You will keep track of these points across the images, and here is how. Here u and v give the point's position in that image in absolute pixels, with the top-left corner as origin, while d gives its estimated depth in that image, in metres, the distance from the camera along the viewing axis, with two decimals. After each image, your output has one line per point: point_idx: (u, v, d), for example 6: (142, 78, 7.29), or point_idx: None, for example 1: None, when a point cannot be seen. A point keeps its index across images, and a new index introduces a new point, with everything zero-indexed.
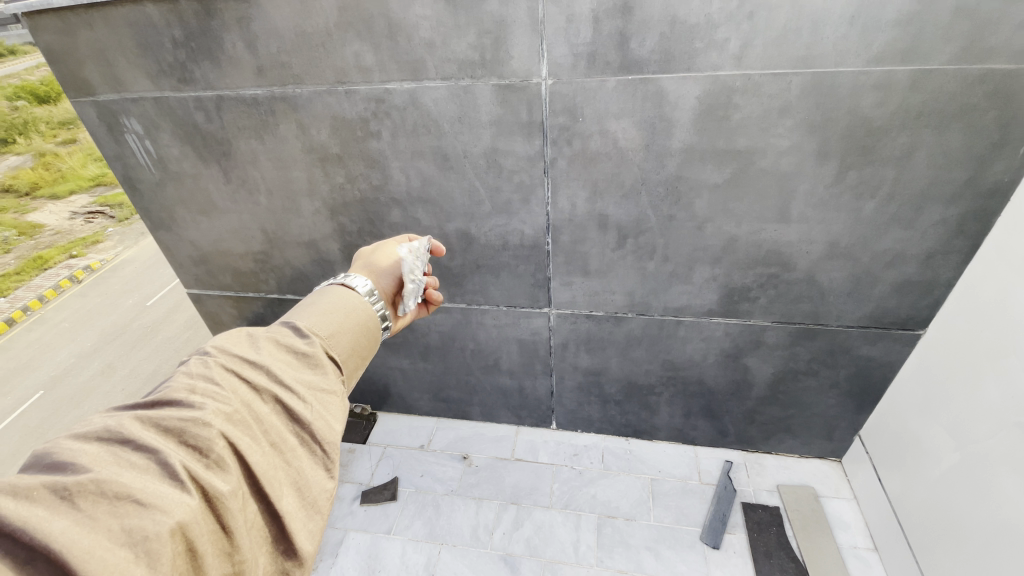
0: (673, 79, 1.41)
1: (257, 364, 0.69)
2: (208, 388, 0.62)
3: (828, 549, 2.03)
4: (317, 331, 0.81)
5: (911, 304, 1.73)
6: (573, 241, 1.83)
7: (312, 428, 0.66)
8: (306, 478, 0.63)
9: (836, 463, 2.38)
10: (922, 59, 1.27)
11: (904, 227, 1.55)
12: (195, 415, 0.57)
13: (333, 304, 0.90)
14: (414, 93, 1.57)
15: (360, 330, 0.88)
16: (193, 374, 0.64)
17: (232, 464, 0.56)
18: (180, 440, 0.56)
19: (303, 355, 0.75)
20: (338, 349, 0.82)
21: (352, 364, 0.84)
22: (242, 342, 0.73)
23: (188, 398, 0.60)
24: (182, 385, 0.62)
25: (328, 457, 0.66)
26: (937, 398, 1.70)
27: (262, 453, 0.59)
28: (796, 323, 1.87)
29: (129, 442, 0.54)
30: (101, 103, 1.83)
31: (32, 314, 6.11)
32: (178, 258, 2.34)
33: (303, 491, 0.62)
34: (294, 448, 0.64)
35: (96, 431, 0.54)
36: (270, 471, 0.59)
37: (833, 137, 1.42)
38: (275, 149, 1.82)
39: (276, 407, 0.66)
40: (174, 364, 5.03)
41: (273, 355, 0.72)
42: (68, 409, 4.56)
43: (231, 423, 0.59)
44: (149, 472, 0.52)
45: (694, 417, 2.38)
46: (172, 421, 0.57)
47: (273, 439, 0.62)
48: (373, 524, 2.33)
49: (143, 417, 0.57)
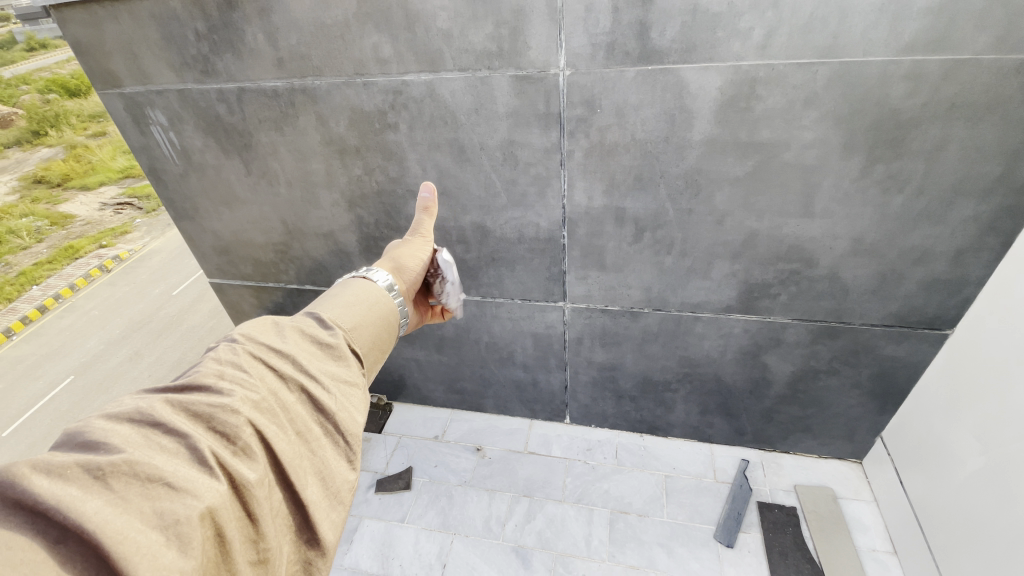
0: (694, 69, 1.38)
1: (283, 351, 0.68)
2: (236, 375, 0.62)
3: (845, 552, 1.99)
4: (341, 321, 0.81)
5: (938, 303, 1.67)
6: (589, 234, 1.82)
7: (336, 419, 0.65)
8: (330, 468, 0.62)
9: (857, 464, 2.32)
10: (956, 48, 1.22)
11: (933, 223, 1.50)
12: (224, 401, 0.56)
13: (356, 294, 0.90)
14: (432, 84, 1.57)
15: (382, 323, 0.88)
16: (221, 360, 0.63)
17: (259, 452, 0.55)
18: (209, 426, 0.55)
19: (326, 345, 0.74)
20: (360, 342, 0.81)
21: (373, 357, 0.84)
22: (268, 329, 0.73)
23: (217, 384, 0.59)
24: (210, 370, 0.61)
25: (350, 448, 0.65)
26: (961, 399, 1.66)
27: (288, 441, 0.58)
28: (817, 320, 1.83)
29: (160, 425, 0.53)
30: (127, 95, 1.88)
31: (64, 301, 6.31)
32: (201, 248, 2.40)
33: (327, 482, 0.61)
34: (319, 438, 0.63)
35: (127, 412, 0.54)
36: (296, 460, 0.58)
37: (860, 129, 1.38)
38: (294, 141, 1.84)
39: (301, 396, 0.65)
40: (198, 351, 5.16)
41: (299, 344, 0.72)
42: (98, 394, 4.72)
43: (258, 410, 0.58)
44: (178, 457, 0.51)
45: (711, 414, 2.35)
46: (201, 406, 0.56)
47: (298, 428, 0.61)
48: (387, 511, 2.37)
49: (173, 401, 0.56)
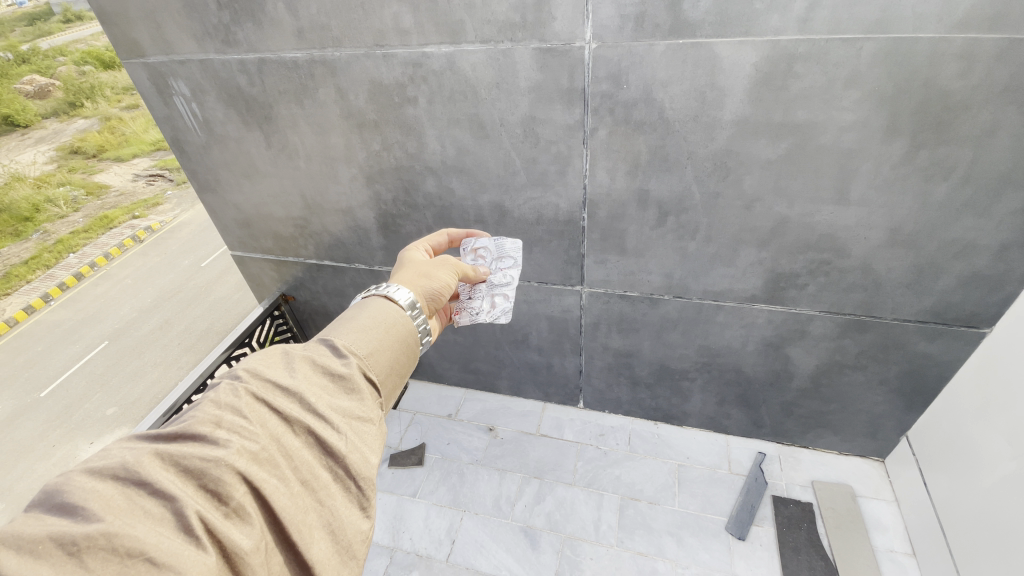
0: (727, 44, 1.30)
1: (290, 391, 0.69)
2: (235, 422, 0.62)
3: (861, 551, 1.95)
4: (356, 349, 0.81)
5: (978, 300, 1.58)
6: (610, 216, 1.77)
7: (347, 462, 0.66)
8: (340, 519, 0.63)
9: (878, 463, 2.26)
10: (1017, 25, 1.11)
11: (977, 215, 1.41)
12: (217, 456, 0.57)
13: (373, 318, 0.90)
14: (452, 57, 1.52)
15: (400, 347, 0.88)
16: (221, 405, 0.64)
17: (252, 512, 0.56)
18: (200, 484, 0.56)
19: (338, 377, 0.75)
20: (376, 368, 0.82)
21: (390, 384, 0.84)
22: (277, 362, 0.74)
23: (212, 434, 0.60)
24: (208, 417, 0.62)
25: (363, 495, 0.66)
26: (989, 414, 1.60)
27: (289, 495, 0.59)
28: (845, 314, 1.76)
29: (144, 485, 0.54)
30: (151, 64, 1.88)
31: (98, 269, 6.51)
32: (223, 221, 2.42)
33: (337, 534, 0.62)
34: (327, 485, 0.64)
35: (112, 467, 0.54)
36: (298, 516, 0.59)
37: (904, 112, 1.29)
38: (314, 114, 1.82)
39: (308, 439, 0.66)
40: (224, 322, 5.29)
41: (309, 379, 0.73)
42: (130, 360, 4.90)
43: (256, 463, 0.59)
44: (163, 523, 0.52)
45: (728, 405, 2.30)
46: (192, 461, 0.56)
47: (303, 477, 0.62)
48: (399, 486, 2.41)
49: (163, 454, 0.57)
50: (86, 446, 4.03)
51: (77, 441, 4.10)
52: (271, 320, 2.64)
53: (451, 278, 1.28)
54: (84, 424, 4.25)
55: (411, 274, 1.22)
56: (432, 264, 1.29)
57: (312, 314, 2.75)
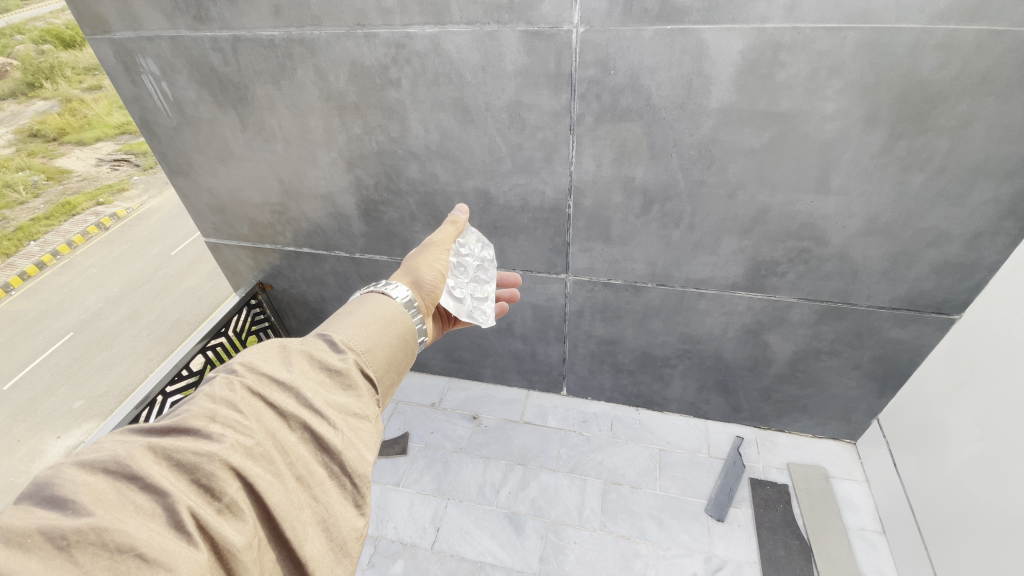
0: (715, 31, 1.30)
1: (286, 386, 0.68)
2: (230, 416, 0.61)
3: (834, 530, 2.02)
4: (353, 345, 0.80)
5: (948, 287, 1.63)
6: (595, 205, 1.77)
7: (342, 459, 0.65)
8: (335, 516, 0.62)
9: (850, 445, 2.34)
10: (992, 19, 1.14)
11: (950, 204, 1.45)
12: (211, 450, 0.55)
13: (370, 313, 0.89)
14: (437, 38, 1.48)
15: (397, 343, 0.87)
16: (216, 399, 0.62)
17: (246, 508, 0.55)
18: (192, 478, 0.54)
19: (335, 373, 0.74)
20: (373, 364, 0.81)
21: (387, 381, 0.83)
22: (273, 356, 0.73)
23: (206, 428, 0.58)
24: (202, 411, 0.60)
25: (357, 493, 0.64)
26: (958, 397, 1.66)
27: (283, 491, 0.58)
28: (823, 301, 1.80)
29: (136, 479, 0.52)
30: (117, 41, 1.79)
31: (61, 258, 6.26)
32: (196, 206, 2.33)
33: (331, 532, 0.61)
34: (323, 482, 0.63)
35: (103, 461, 0.52)
36: (292, 513, 0.58)
37: (884, 102, 1.31)
38: (292, 96, 1.76)
39: (303, 435, 0.65)
40: (198, 312, 5.16)
41: (305, 374, 0.71)
42: (97, 352, 4.74)
43: (250, 458, 0.57)
44: (156, 519, 0.50)
45: (708, 391, 2.35)
46: (185, 455, 0.55)
47: (298, 473, 0.61)
48: (383, 475, 2.39)
49: (155, 447, 0.55)
50: (53, 440, 3.90)
51: (44, 434, 3.96)
52: (248, 309, 2.58)
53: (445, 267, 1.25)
54: (50, 418, 4.11)
55: (403, 275, 1.18)
56: (423, 257, 1.26)
57: (290, 303, 2.69)
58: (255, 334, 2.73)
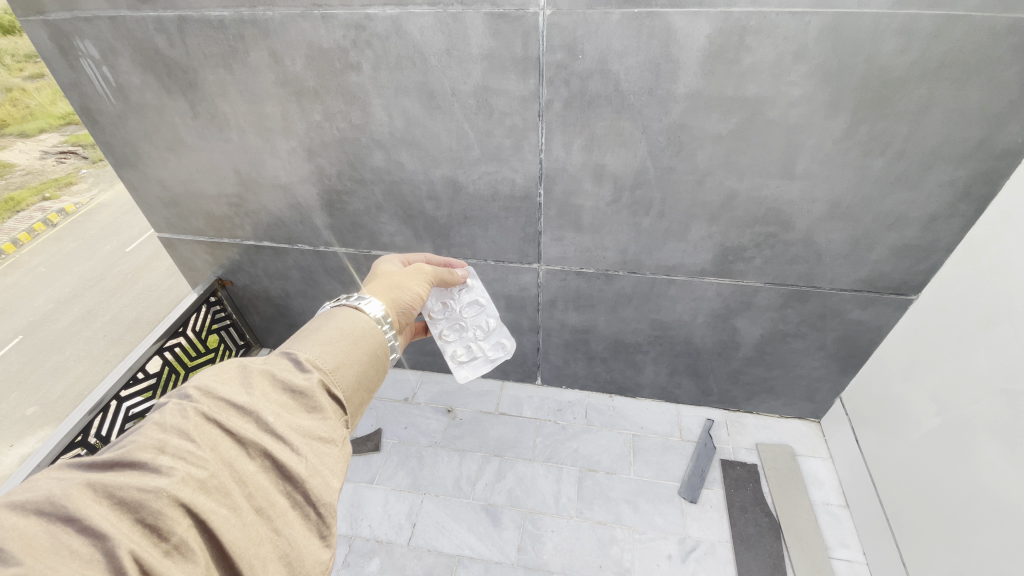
0: (683, 14, 1.28)
1: (245, 411, 0.64)
2: (182, 446, 0.57)
3: (802, 506, 2.09)
4: (321, 363, 0.76)
5: (907, 268, 1.68)
6: (566, 192, 1.74)
7: (306, 487, 0.62)
8: (298, 549, 0.59)
9: (814, 424, 2.42)
10: (950, 4, 1.16)
11: (909, 188, 1.49)
12: (159, 485, 0.52)
13: (340, 329, 0.85)
14: (398, 20, 1.43)
15: (369, 359, 0.83)
16: (166, 429, 0.58)
17: (197, 548, 0.52)
18: (137, 518, 0.50)
19: (299, 394, 0.70)
20: (341, 382, 0.77)
21: (357, 400, 0.80)
22: (232, 378, 0.69)
23: (154, 461, 0.54)
24: (150, 442, 0.56)
25: (322, 523, 0.62)
26: (915, 378, 1.73)
27: (240, 526, 0.55)
28: (788, 285, 1.84)
29: (73, 521, 0.48)
30: (51, 22, 1.65)
31: (5, 257, 5.90)
32: (146, 199, 2.20)
33: (294, 566, 0.58)
34: (285, 513, 0.60)
35: (37, 501, 0.48)
36: (251, 549, 0.55)
37: (846, 89, 1.33)
38: (246, 81, 1.67)
39: (263, 463, 0.61)
40: (158, 310, 4.96)
41: (267, 397, 0.68)
42: (49, 355, 4.50)
43: (204, 492, 0.54)
44: (93, 565, 0.46)
45: (679, 375, 2.38)
46: (128, 492, 0.51)
47: (257, 505, 0.58)
48: (355, 473, 2.34)
49: (97, 485, 0.51)
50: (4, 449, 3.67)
51: None
52: (206, 306, 2.47)
53: (423, 289, 1.31)
54: None
55: (383, 288, 1.23)
56: (405, 276, 1.33)
57: (253, 299, 2.58)
58: (216, 332, 2.62)
